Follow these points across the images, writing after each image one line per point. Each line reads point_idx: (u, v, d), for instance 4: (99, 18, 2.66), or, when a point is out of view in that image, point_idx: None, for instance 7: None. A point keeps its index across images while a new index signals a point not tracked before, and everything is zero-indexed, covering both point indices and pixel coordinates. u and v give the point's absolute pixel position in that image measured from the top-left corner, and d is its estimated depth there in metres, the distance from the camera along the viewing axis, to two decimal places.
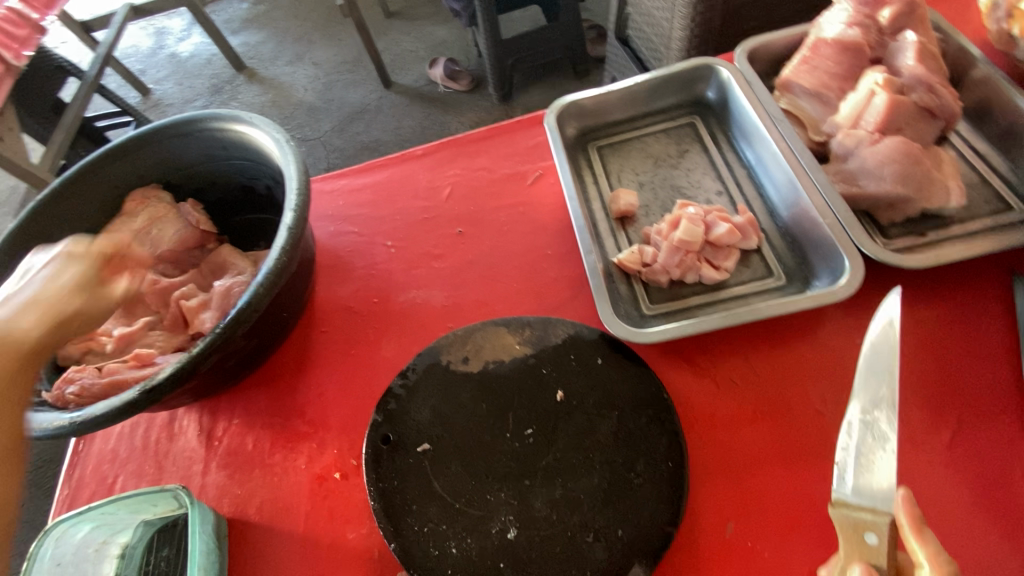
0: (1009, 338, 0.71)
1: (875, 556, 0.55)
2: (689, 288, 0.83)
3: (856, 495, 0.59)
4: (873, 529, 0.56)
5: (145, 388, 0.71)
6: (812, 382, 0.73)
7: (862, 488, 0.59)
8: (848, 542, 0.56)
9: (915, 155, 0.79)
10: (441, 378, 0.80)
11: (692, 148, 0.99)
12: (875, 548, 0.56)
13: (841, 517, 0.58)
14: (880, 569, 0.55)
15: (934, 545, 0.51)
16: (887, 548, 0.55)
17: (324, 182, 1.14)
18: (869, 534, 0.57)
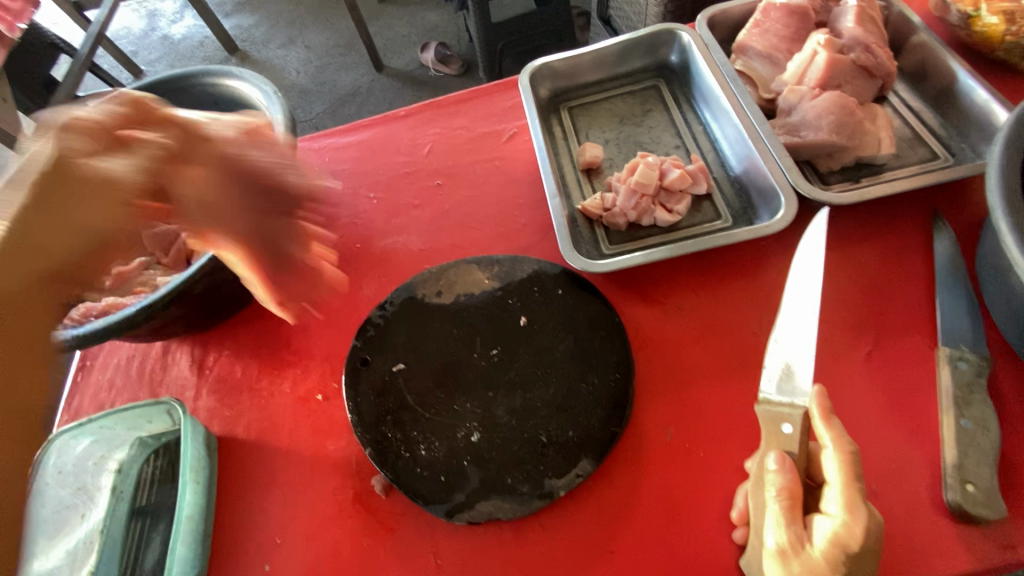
0: (926, 269, 0.79)
1: (789, 443, 0.61)
2: (644, 230, 0.91)
3: (778, 394, 0.65)
4: (789, 420, 0.62)
5: (145, 303, 0.78)
6: (750, 308, 0.81)
7: (784, 389, 0.66)
8: (767, 433, 0.62)
9: (849, 107, 0.87)
10: (416, 308, 0.88)
11: (655, 108, 1.06)
12: (790, 436, 0.61)
13: (765, 413, 0.64)
14: (792, 454, 0.61)
15: (838, 429, 0.58)
16: (800, 435, 0.61)
17: (312, 140, 1.20)
18: (785, 425, 0.62)
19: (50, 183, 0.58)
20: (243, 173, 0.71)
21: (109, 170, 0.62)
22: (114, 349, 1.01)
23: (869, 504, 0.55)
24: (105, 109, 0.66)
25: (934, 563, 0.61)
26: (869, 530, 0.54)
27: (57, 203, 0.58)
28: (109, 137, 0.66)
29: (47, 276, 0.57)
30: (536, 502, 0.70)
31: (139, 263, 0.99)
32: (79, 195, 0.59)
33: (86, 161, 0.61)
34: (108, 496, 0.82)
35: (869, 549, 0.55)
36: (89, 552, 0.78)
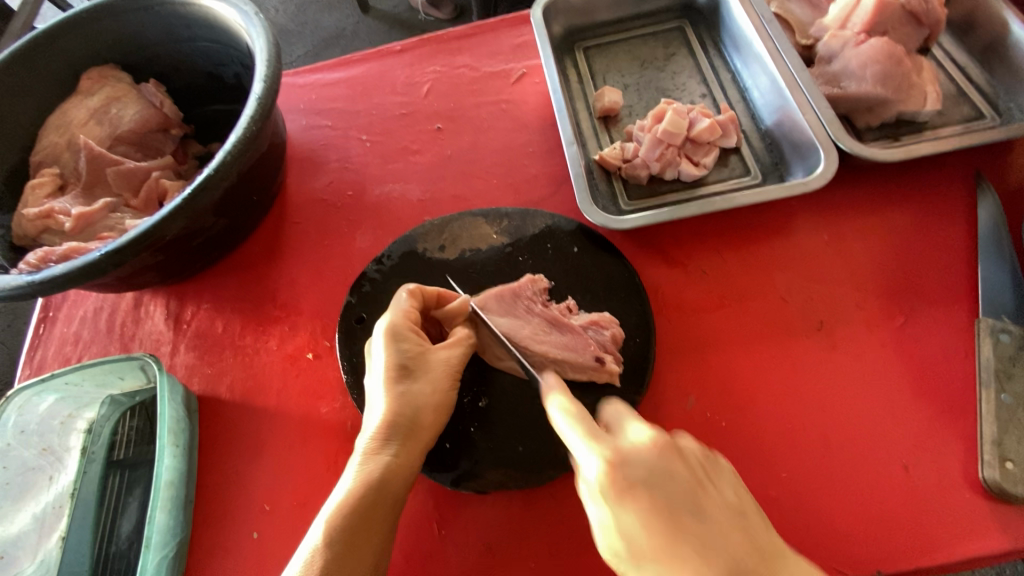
0: (968, 235, 0.74)
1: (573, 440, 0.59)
2: (667, 184, 0.83)
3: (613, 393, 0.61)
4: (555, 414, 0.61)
5: (112, 248, 0.69)
6: (779, 272, 0.75)
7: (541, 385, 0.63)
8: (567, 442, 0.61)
9: (897, 57, 0.80)
10: (418, 263, 0.80)
11: (679, 52, 0.97)
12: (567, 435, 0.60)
13: None
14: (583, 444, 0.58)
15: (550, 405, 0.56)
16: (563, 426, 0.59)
17: (296, 76, 1.08)
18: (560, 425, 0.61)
19: (403, 427, 0.60)
20: (499, 305, 0.72)
21: (419, 406, 0.61)
22: (79, 299, 0.92)
23: (591, 447, 0.51)
24: (397, 310, 0.66)
25: (966, 540, 0.59)
26: (615, 464, 0.49)
27: (407, 417, 0.60)
28: (403, 365, 0.63)
29: (383, 490, 0.58)
30: (550, 472, 0.65)
31: (105, 205, 0.87)
32: (426, 397, 0.62)
33: (433, 356, 0.65)
34: (79, 458, 0.76)
35: (661, 468, 0.50)
36: (59, 518, 0.72)
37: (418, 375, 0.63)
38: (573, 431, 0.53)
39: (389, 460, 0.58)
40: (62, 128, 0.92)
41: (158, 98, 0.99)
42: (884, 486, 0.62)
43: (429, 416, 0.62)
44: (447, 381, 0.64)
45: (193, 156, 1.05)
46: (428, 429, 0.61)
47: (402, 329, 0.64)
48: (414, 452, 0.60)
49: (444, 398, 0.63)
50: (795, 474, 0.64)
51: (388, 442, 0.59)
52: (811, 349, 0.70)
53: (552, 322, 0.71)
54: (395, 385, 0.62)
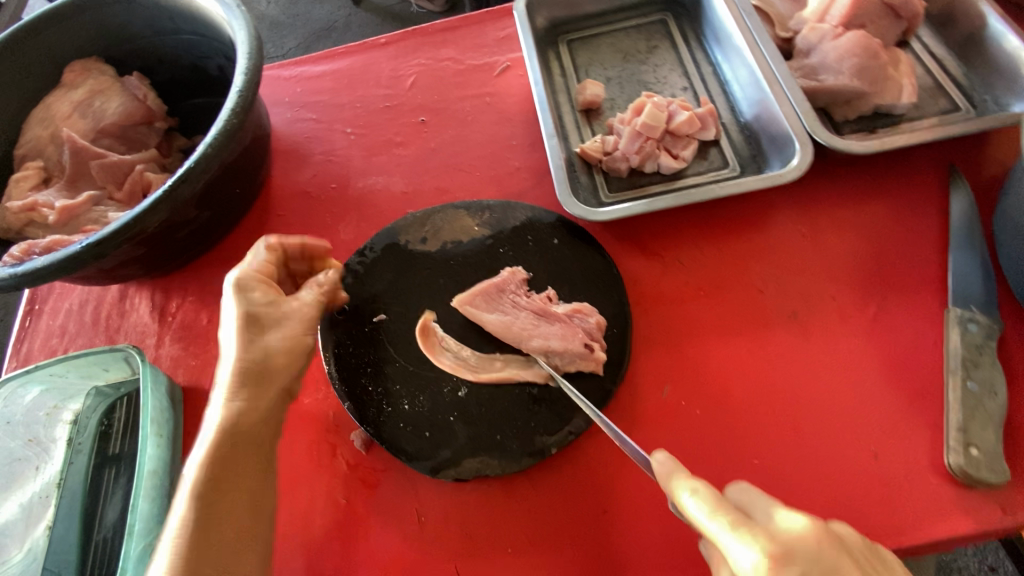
0: (942, 225, 0.75)
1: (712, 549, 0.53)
2: (647, 177, 0.84)
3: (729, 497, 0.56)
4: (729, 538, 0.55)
5: (93, 240, 0.69)
6: (756, 262, 0.76)
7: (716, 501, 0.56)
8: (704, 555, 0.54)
9: (874, 50, 0.81)
10: (400, 255, 0.81)
11: (662, 44, 0.97)
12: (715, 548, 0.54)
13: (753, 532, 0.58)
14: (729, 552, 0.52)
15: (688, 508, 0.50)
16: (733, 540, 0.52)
17: (282, 68, 1.08)
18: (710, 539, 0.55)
19: (251, 374, 0.60)
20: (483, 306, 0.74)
21: (267, 358, 0.62)
22: (64, 292, 0.92)
23: (742, 539, 0.47)
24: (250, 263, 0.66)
25: (931, 524, 0.60)
26: (776, 559, 0.45)
27: (257, 368, 0.61)
28: (253, 316, 0.63)
29: (240, 436, 0.58)
30: (527, 460, 0.66)
31: (87, 198, 0.87)
32: (277, 352, 0.63)
33: (281, 306, 0.66)
34: (64, 448, 0.77)
35: (825, 558, 0.46)
36: (46, 508, 0.74)
37: (279, 335, 0.64)
38: (715, 522, 0.49)
39: (234, 404, 0.58)
40: (46, 121, 0.92)
41: (141, 91, 0.99)
42: (853, 471, 0.64)
43: (282, 357, 0.63)
44: (300, 328, 0.66)
45: (178, 148, 1.03)
46: (275, 380, 0.62)
47: (249, 277, 0.65)
48: (262, 399, 0.60)
49: (292, 359, 0.64)
50: (767, 460, 0.65)
51: (231, 388, 0.59)
52: (785, 339, 0.71)
53: (540, 313, 0.73)
54: (246, 337, 0.61)
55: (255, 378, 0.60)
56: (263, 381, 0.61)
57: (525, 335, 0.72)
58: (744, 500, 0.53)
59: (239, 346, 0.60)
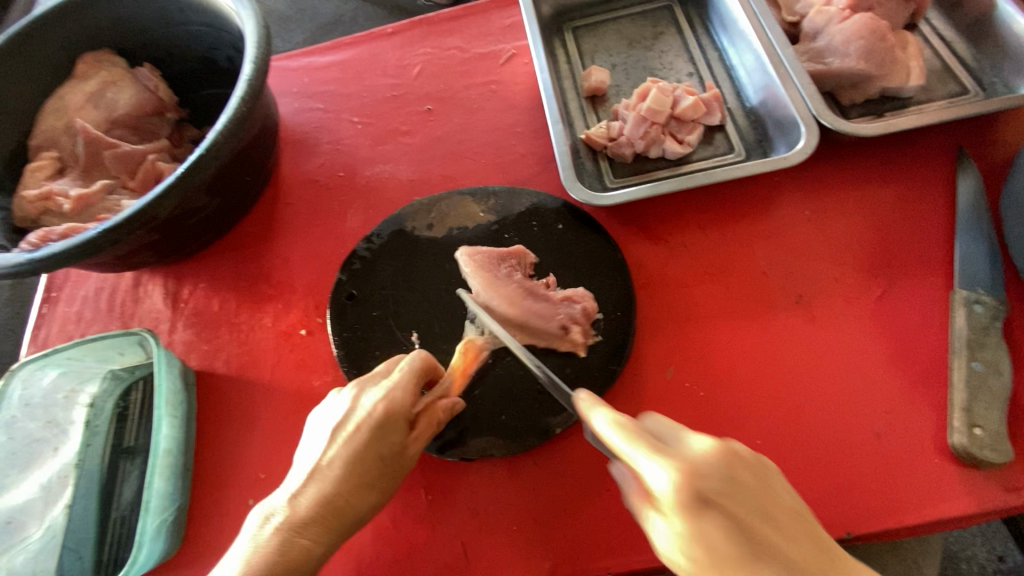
0: (948, 209, 0.75)
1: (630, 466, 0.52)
2: (652, 162, 0.84)
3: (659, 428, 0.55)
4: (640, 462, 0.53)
5: (108, 227, 0.71)
6: (761, 247, 0.77)
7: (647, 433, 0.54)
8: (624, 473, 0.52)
9: (881, 32, 0.80)
10: (407, 242, 0.82)
11: (668, 31, 0.97)
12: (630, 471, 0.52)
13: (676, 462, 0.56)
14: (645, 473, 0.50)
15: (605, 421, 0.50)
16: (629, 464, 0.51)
17: (289, 59, 1.09)
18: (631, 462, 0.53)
19: (326, 515, 0.57)
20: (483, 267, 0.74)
21: (356, 500, 0.59)
22: (80, 280, 0.94)
23: (656, 460, 0.45)
24: (391, 392, 0.61)
25: (934, 504, 0.61)
26: (686, 475, 0.44)
27: (344, 510, 0.58)
28: (341, 488, 0.58)
29: (297, 568, 0.55)
30: (532, 440, 0.67)
31: (102, 187, 0.89)
32: (379, 479, 0.60)
33: (407, 418, 0.61)
34: (82, 430, 0.79)
35: (725, 474, 0.46)
36: (65, 487, 0.74)
37: (387, 450, 0.60)
38: (633, 447, 0.47)
39: (298, 541, 0.56)
40: (59, 112, 0.94)
41: (152, 82, 1.01)
42: (856, 452, 0.64)
43: (360, 506, 0.59)
44: (400, 460, 0.61)
45: (188, 139, 1.05)
46: (347, 526, 0.59)
47: (411, 390, 0.62)
48: (333, 541, 0.58)
49: (404, 469, 0.62)
50: (770, 442, 0.66)
51: (303, 525, 0.57)
52: (789, 322, 0.72)
53: (529, 291, 0.72)
54: (354, 466, 0.59)
55: (324, 517, 0.57)
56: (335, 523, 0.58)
57: (515, 301, 0.72)
58: (658, 427, 0.51)
59: (332, 473, 0.58)
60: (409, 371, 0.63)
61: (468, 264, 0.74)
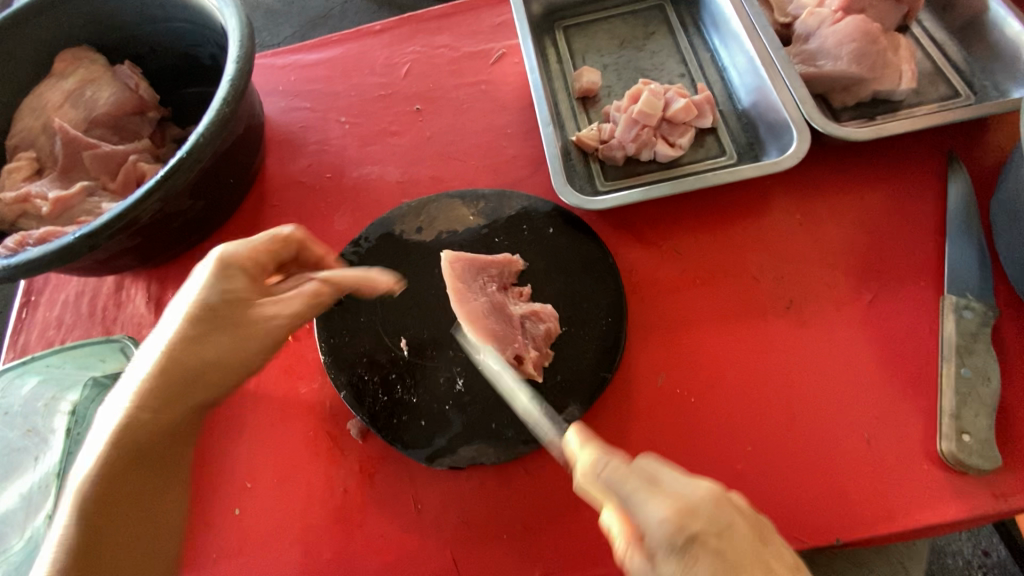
0: (938, 213, 0.75)
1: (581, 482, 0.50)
2: (644, 165, 0.84)
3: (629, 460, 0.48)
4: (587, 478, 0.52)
5: (86, 232, 0.69)
6: (751, 251, 0.76)
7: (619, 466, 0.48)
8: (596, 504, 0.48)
9: (873, 35, 0.80)
10: (395, 245, 0.81)
11: (659, 31, 0.96)
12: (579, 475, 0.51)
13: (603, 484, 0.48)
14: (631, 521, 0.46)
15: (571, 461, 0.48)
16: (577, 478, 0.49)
17: (275, 57, 1.07)
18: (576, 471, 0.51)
19: (159, 381, 0.55)
20: (463, 271, 0.73)
21: (193, 358, 0.57)
22: (61, 283, 0.92)
23: (649, 501, 0.43)
24: (227, 251, 0.59)
25: (922, 510, 0.61)
26: (682, 513, 0.42)
27: (182, 367, 0.56)
28: (184, 347, 0.56)
29: (145, 429, 0.54)
30: (522, 448, 0.67)
31: (81, 189, 0.86)
32: (219, 339, 0.58)
33: (251, 291, 0.60)
34: (63, 438, 0.76)
35: (723, 521, 0.43)
36: (45, 498, 0.73)
37: (223, 305, 0.58)
38: (626, 487, 0.44)
39: (130, 412, 0.54)
40: (37, 111, 0.92)
41: (133, 81, 0.98)
42: (846, 459, 0.64)
43: (211, 366, 0.58)
44: (248, 318, 0.59)
45: (172, 139, 1.03)
46: (183, 390, 0.57)
47: (250, 250, 0.61)
48: (165, 408, 0.55)
49: (256, 333, 0.59)
50: (760, 448, 0.66)
51: (138, 394, 0.55)
52: (781, 327, 0.71)
53: (496, 306, 0.72)
54: (189, 328, 0.57)
55: (166, 375, 0.56)
56: (182, 386, 0.56)
57: (497, 308, 0.72)
58: (652, 469, 0.45)
59: (173, 334, 0.57)
60: (251, 248, 0.61)
61: (451, 264, 0.73)
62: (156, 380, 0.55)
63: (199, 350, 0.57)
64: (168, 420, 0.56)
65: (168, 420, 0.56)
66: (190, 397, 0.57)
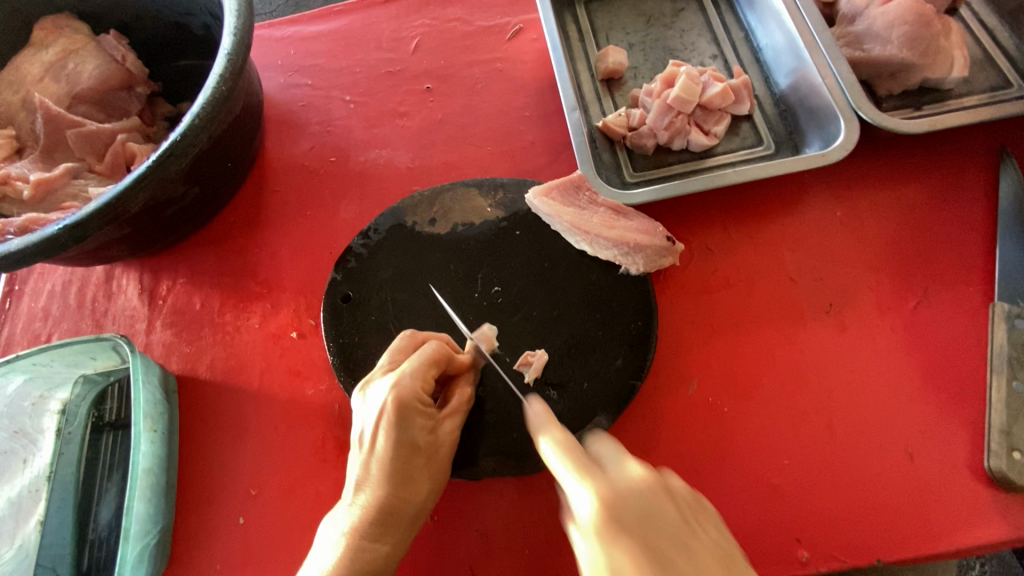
0: (988, 212, 0.70)
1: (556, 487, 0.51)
2: (674, 155, 0.78)
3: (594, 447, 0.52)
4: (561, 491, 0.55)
5: (71, 222, 0.62)
6: (789, 251, 0.72)
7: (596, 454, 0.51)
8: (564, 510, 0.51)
9: (926, 17, 0.74)
10: (406, 238, 0.75)
11: (689, 7, 0.89)
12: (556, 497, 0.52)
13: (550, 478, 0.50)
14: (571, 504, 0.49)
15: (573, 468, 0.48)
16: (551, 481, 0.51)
17: (272, 28, 0.99)
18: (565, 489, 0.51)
19: (384, 518, 0.55)
20: (565, 196, 0.73)
21: (409, 500, 0.57)
22: (45, 273, 0.86)
23: (583, 482, 0.46)
24: (403, 375, 0.57)
25: (968, 530, 0.58)
26: (604, 500, 0.45)
27: (398, 508, 0.56)
28: (407, 450, 0.56)
29: (380, 539, 0.55)
30: (544, 459, 0.63)
31: (65, 171, 0.80)
32: (428, 469, 0.58)
33: (421, 397, 0.58)
34: (54, 439, 0.72)
35: (653, 505, 0.45)
36: (35, 502, 0.69)
37: (425, 447, 0.58)
38: (562, 466, 0.48)
39: (367, 534, 0.54)
40: (15, 84, 0.85)
41: (120, 52, 0.90)
42: (888, 474, 0.61)
43: (409, 491, 0.57)
44: (436, 442, 0.59)
45: (162, 117, 0.95)
46: (409, 521, 0.57)
47: (416, 357, 0.59)
48: (400, 540, 0.56)
49: (440, 459, 0.59)
50: (797, 462, 0.62)
51: (364, 527, 0.55)
52: (819, 332, 0.67)
53: (616, 210, 0.71)
54: (397, 464, 0.56)
55: (387, 488, 0.56)
56: (397, 509, 0.56)
57: (580, 226, 0.70)
58: (601, 448, 0.51)
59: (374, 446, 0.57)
60: (422, 354, 0.59)
61: (549, 192, 0.73)
62: (388, 488, 0.56)
63: (410, 450, 0.57)
64: (393, 540, 0.56)
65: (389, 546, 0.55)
66: (407, 510, 0.57)
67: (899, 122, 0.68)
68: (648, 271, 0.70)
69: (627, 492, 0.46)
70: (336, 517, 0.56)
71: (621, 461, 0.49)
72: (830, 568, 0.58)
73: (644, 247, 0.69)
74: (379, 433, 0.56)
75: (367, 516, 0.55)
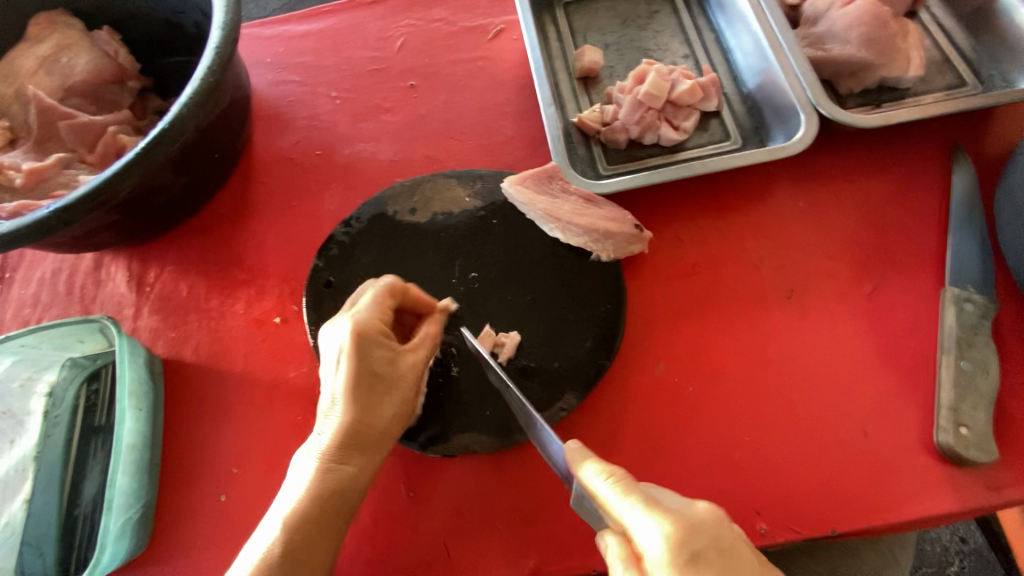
0: (942, 203, 0.74)
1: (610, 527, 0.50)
2: (646, 149, 0.81)
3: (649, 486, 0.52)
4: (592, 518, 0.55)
5: (61, 205, 0.65)
6: (753, 239, 0.75)
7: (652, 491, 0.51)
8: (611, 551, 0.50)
9: (883, 19, 0.78)
10: (387, 226, 0.78)
11: (663, 9, 0.93)
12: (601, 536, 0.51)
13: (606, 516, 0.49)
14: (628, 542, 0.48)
15: (643, 501, 0.47)
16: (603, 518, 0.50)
17: (262, 26, 1.02)
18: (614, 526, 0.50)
19: (350, 442, 0.59)
20: (538, 186, 0.76)
21: (374, 424, 0.60)
22: (35, 261, 0.88)
23: (652, 516, 0.46)
24: (362, 312, 0.61)
25: (917, 501, 0.61)
26: (682, 532, 0.45)
27: (364, 430, 0.59)
28: (367, 378, 0.59)
29: (350, 461, 0.59)
30: (515, 436, 0.66)
31: (57, 160, 0.82)
32: (391, 395, 0.61)
33: (380, 332, 0.61)
34: (41, 421, 0.73)
35: (721, 540, 0.46)
36: (23, 480, 0.70)
37: (384, 376, 0.61)
38: (626, 500, 0.47)
39: (337, 456, 0.58)
40: (9, 77, 0.88)
41: (112, 47, 0.93)
42: (843, 450, 0.63)
43: (373, 416, 0.60)
44: (399, 372, 0.62)
45: (153, 111, 0.97)
46: (375, 443, 0.60)
47: (375, 295, 0.62)
48: (369, 460, 0.60)
49: (404, 386, 0.62)
50: (757, 439, 0.65)
51: (333, 448, 0.58)
52: (780, 316, 0.70)
53: (586, 199, 0.75)
54: (358, 392, 0.59)
55: (353, 414, 0.59)
56: (365, 432, 0.60)
57: (553, 213, 0.73)
58: (656, 489, 0.51)
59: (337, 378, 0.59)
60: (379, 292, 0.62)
61: (523, 182, 0.76)
62: (354, 414, 0.59)
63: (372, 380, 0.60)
64: (366, 458, 0.60)
65: (361, 463, 0.60)
66: (374, 433, 0.60)
67: (855, 117, 0.72)
68: (616, 257, 0.73)
69: (701, 523, 0.46)
70: (310, 443, 0.60)
71: (683, 500, 0.49)
72: (786, 539, 0.60)
73: (612, 233, 0.72)
74: (342, 365, 0.59)
75: (336, 440, 0.58)
